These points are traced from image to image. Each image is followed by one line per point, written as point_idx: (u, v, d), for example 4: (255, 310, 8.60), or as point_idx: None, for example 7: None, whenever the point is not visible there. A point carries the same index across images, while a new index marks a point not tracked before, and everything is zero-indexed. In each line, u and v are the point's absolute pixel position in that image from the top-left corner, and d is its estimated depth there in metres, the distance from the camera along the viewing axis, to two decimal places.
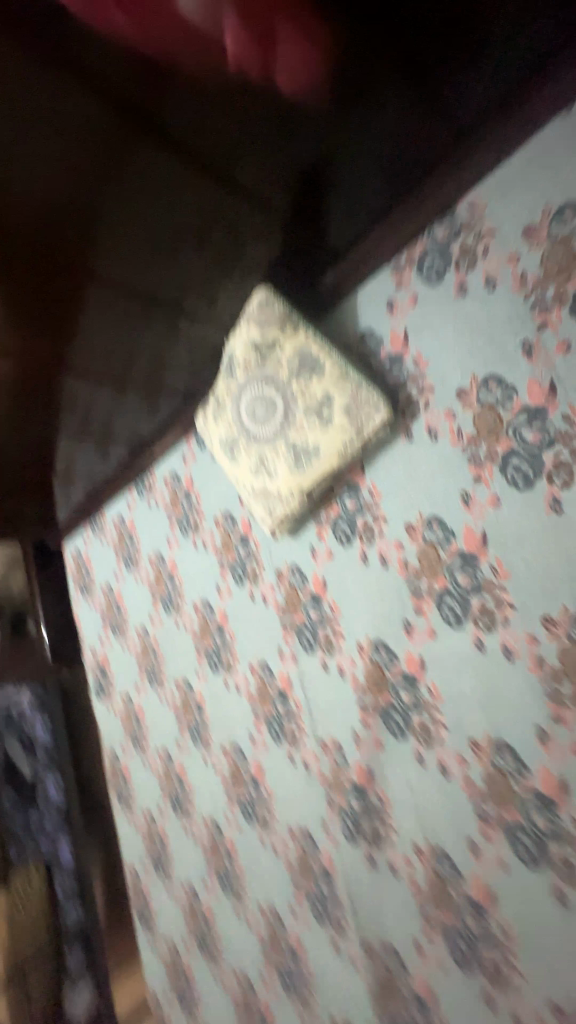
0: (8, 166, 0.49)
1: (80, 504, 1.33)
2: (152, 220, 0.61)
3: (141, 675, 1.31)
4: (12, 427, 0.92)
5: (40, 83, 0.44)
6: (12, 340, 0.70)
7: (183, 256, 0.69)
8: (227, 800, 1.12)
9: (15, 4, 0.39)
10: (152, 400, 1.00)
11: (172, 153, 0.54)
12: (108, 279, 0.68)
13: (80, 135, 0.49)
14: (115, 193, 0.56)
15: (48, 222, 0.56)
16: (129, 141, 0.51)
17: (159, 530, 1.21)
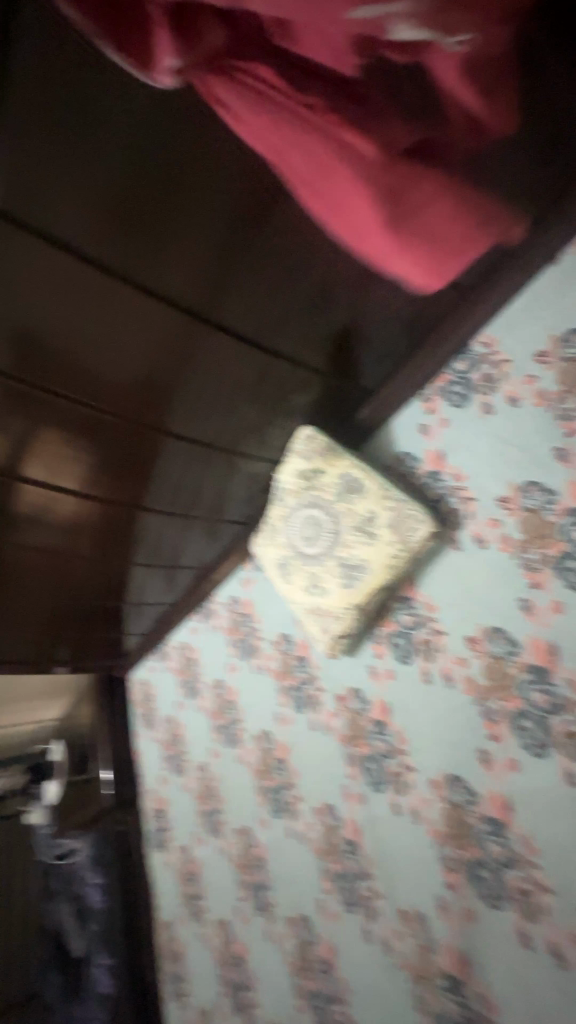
0: (108, 360, 0.67)
1: (146, 631, 1.37)
2: (213, 382, 0.77)
3: (201, 822, 1.22)
4: (95, 564, 1.04)
5: (134, 304, 0.63)
6: (105, 485, 0.86)
7: (241, 407, 0.84)
8: (297, 982, 1.03)
9: (119, 266, 0.59)
10: (213, 528, 1.09)
11: (223, 333, 0.71)
12: (178, 434, 0.83)
13: (160, 332, 0.67)
14: (182, 368, 0.73)
15: (134, 393, 0.73)
16: (191, 330, 0.69)
17: (218, 655, 1.21)
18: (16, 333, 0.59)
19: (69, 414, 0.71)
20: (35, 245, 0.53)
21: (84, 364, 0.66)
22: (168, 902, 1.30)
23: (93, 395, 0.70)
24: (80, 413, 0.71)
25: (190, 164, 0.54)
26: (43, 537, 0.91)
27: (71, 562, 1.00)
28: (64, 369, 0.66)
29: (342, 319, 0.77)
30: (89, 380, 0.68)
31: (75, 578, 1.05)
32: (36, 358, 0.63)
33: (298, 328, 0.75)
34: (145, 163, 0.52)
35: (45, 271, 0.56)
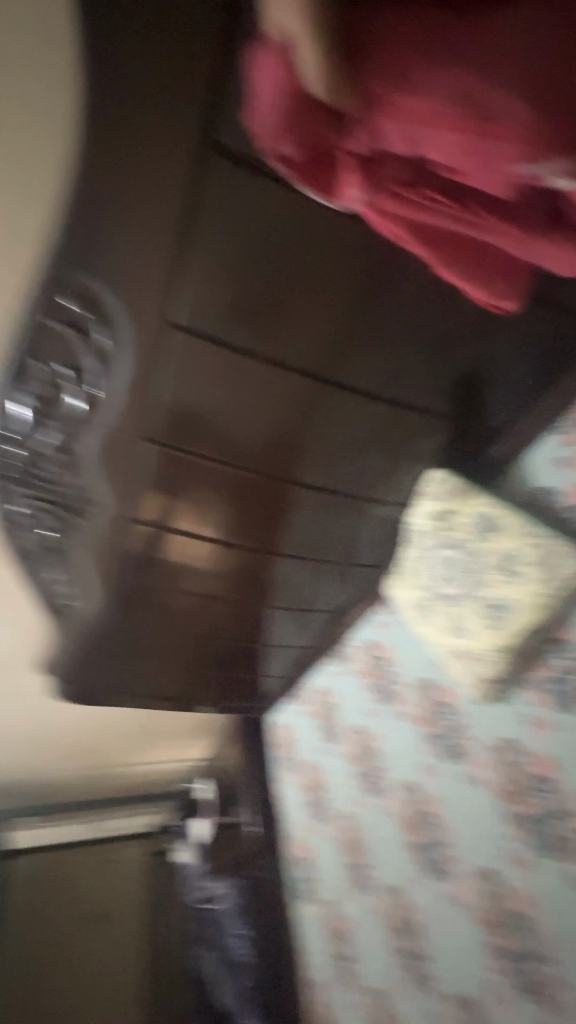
0: (248, 425, 0.80)
1: (283, 676, 1.43)
2: (341, 437, 0.84)
3: (348, 876, 1.20)
4: (237, 606, 1.15)
5: (269, 377, 0.74)
6: (243, 531, 0.97)
7: (368, 457, 0.89)
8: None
9: (257, 349, 0.70)
10: (343, 573, 1.11)
11: (349, 394, 0.79)
12: (306, 485, 0.91)
13: (290, 399, 0.77)
14: (309, 428, 0.82)
15: (271, 451, 0.84)
16: (316, 394, 0.77)
17: (352, 697, 1.24)
18: (179, 413, 0.75)
19: (213, 472, 0.85)
20: (196, 347, 0.67)
21: (226, 431, 0.80)
22: (316, 959, 1.27)
23: (234, 456, 0.83)
24: (224, 470, 0.85)
25: (321, 257, 0.63)
26: (194, 579, 1.07)
27: (210, 603, 1.14)
28: (212, 436, 0.80)
29: (465, 365, 0.80)
30: (233, 443, 0.82)
31: (214, 621, 1.19)
32: (192, 430, 0.78)
33: (421, 379, 0.80)
34: (282, 268, 0.63)
35: (201, 364, 0.70)
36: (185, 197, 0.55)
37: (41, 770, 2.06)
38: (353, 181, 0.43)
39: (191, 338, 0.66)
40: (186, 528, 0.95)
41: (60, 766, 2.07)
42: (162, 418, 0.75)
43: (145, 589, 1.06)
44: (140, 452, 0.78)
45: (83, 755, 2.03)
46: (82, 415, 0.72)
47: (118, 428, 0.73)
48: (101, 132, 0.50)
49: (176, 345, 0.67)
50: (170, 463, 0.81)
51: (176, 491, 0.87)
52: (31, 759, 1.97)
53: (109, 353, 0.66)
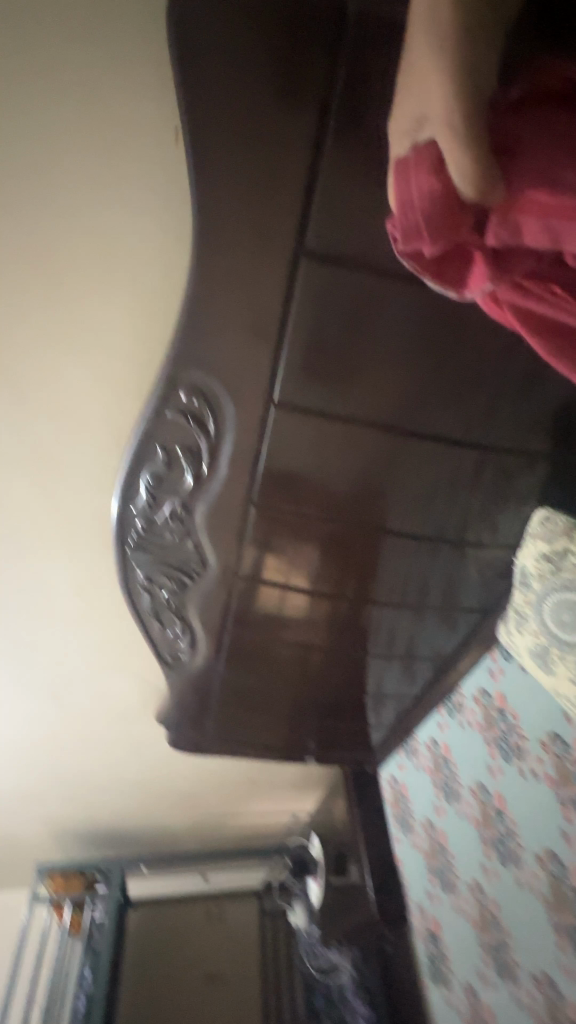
0: (338, 482, 0.83)
1: (392, 727, 1.40)
2: (431, 482, 0.84)
3: (484, 960, 1.07)
4: (338, 656, 1.15)
5: (355, 437, 0.78)
6: (340, 582, 0.99)
7: (462, 499, 0.87)
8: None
9: (342, 413, 0.75)
10: (448, 618, 1.08)
11: (436, 441, 0.79)
12: (398, 533, 0.91)
13: (376, 454, 0.80)
14: (397, 477, 0.83)
15: (361, 503, 0.86)
16: (401, 444, 0.79)
17: (476, 757, 1.12)
18: (273, 478, 0.81)
19: (306, 528, 0.89)
20: (288, 417, 0.75)
21: (316, 489, 0.84)
22: None
23: (325, 511, 0.87)
24: (316, 525, 0.88)
25: (398, 326, 0.69)
26: (292, 630, 1.09)
27: (309, 654, 1.15)
28: (303, 495, 0.84)
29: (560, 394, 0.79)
30: (324, 499, 0.85)
31: (315, 671, 1.20)
32: (285, 492, 0.83)
33: (511, 415, 0.78)
34: (363, 341, 0.69)
35: (291, 432, 0.76)
36: (288, 266, 0.64)
37: (158, 820, 2.14)
38: (480, 272, 0.49)
39: (285, 410, 0.74)
40: (284, 583, 0.98)
41: (174, 816, 2.14)
42: (260, 483, 0.81)
43: (257, 642, 1.11)
44: (239, 514, 0.85)
45: (195, 805, 2.08)
46: (192, 489, 0.81)
47: (223, 495, 0.82)
48: (216, 230, 0.62)
49: (271, 419, 0.75)
50: (267, 524, 0.87)
51: (272, 550, 0.91)
52: (149, 808, 2.06)
53: (218, 432, 0.75)
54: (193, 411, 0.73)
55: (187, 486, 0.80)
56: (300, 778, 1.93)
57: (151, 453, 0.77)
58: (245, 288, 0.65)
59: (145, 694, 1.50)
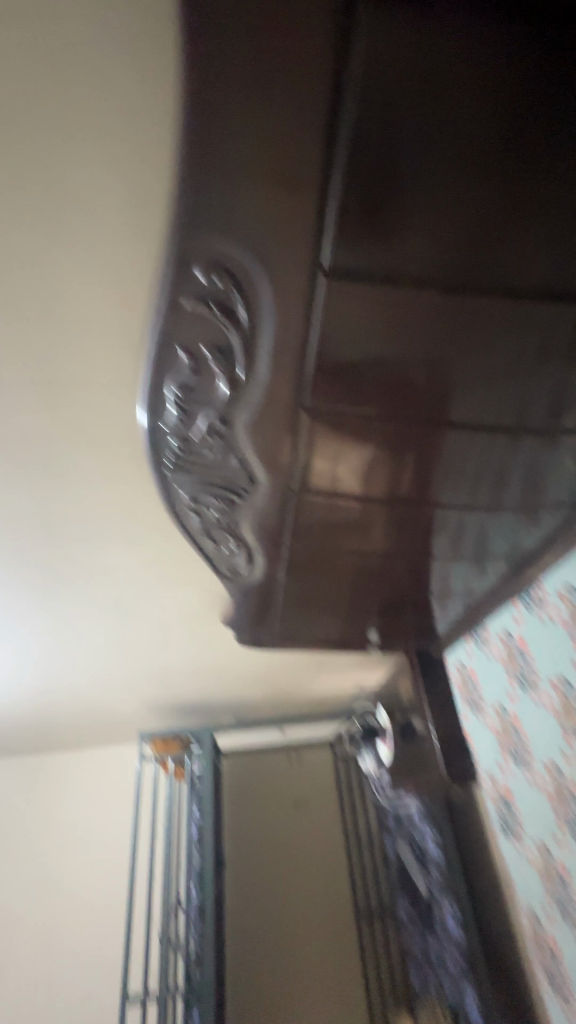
0: (398, 369, 0.66)
1: (459, 619, 1.36)
2: (521, 360, 0.65)
3: (560, 825, 1.04)
4: (400, 556, 1.07)
5: (421, 305, 0.58)
6: (401, 485, 0.86)
7: (558, 380, 0.68)
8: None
9: (403, 273, 0.56)
10: (530, 514, 0.94)
11: (532, 299, 0.58)
12: (475, 428, 0.74)
13: (449, 327, 0.61)
14: (477, 356, 0.64)
15: (427, 396, 0.69)
16: (485, 311, 0.59)
17: (561, 652, 1.04)
18: (324, 374, 0.65)
19: (363, 432, 0.74)
20: (340, 289, 0.56)
21: (374, 385, 0.67)
22: (528, 894, 1.13)
23: (385, 410, 0.71)
24: (376, 427, 0.74)
25: (492, 128, 0.46)
26: (352, 539, 1.01)
27: (370, 559, 1.08)
28: (359, 393, 0.68)
29: None
30: (387, 391, 0.69)
31: (378, 575, 1.14)
32: (335, 390, 0.67)
33: None
34: (439, 166, 0.49)
35: (343, 311, 0.58)
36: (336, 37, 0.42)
37: (236, 697, 2.40)
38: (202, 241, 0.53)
39: (336, 281, 0.56)
40: (342, 492, 0.87)
41: (250, 693, 2.38)
42: (301, 380, 0.66)
43: (316, 552, 1.04)
44: (286, 422, 0.71)
45: (267, 685, 2.27)
46: (228, 397, 0.67)
47: (265, 401, 0.67)
48: None
49: (320, 297, 0.57)
50: (321, 432, 0.73)
51: (326, 460, 0.79)
52: (226, 689, 2.29)
53: (252, 320, 0.59)
54: (217, 296, 0.56)
55: (221, 396, 0.66)
56: (361, 660, 2.04)
57: (174, 360, 0.62)
58: (268, 88, 0.44)
59: (209, 602, 1.54)
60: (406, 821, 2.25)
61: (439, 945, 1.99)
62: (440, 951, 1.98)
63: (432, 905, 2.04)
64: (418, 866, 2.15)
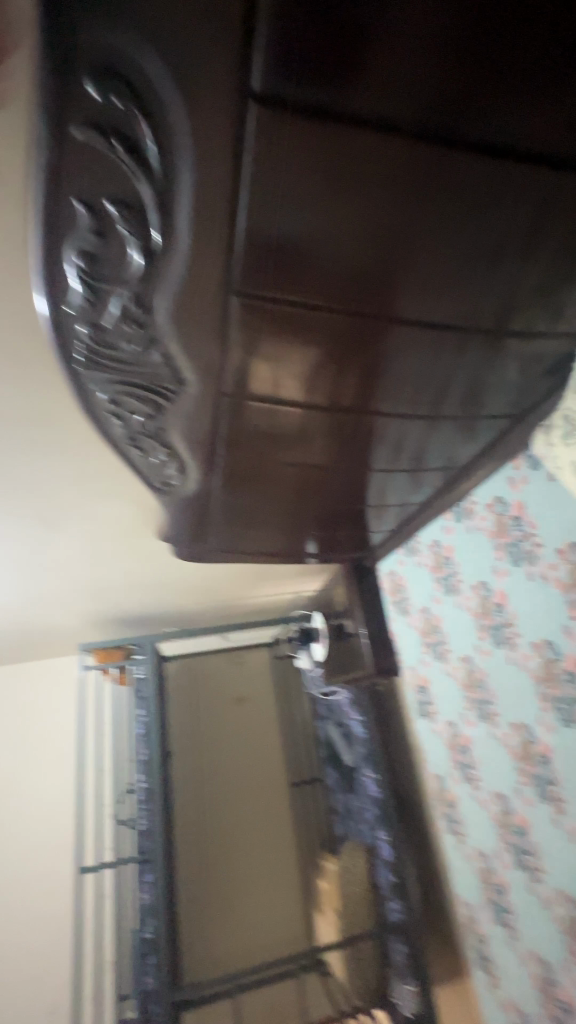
0: (343, 246, 0.56)
1: (393, 530, 1.40)
2: (476, 240, 0.58)
3: (467, 706, 1.17)
4: (338, 468, 1.04)
5: (372, 158, 0.48)
6: (342, 390, 0.80)
7: (511, 269, 0.62)
8: (564, 948, 0.91)
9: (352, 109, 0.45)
10: (469, 425, 0.93)
11: (494, 159, 0.51)
12: (426, 327, 0.68)
13: (401, 191, 0.52)
14: (434, 235, 0.57)
15: (373, 284, 0.61)
16: (447, 172, 0.51)
17: (483, 557, 1.08)
18: (260, 250, 0.54)
19: (305, 328, 0.66)
20: (276, 126, 0.44)
21: (319, 268, 0.58)
22: (436, 762, 1.30)
23: (330, 301, 0.62)
24: (320, 322, 0.65)
25: None
26: (290, 450, 0.96)
27: (311, 471, 1.04)
28: (301, 278, 0.59)
29: None
30: (328, 276, 0.59)
31: (317, 488, 1.12)
32: (272, 274, 0.57)
33: None
34: None
35: (281, 161, 0.47)
36: None
37: (176, 609, 2.44)
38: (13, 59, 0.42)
39: (273, 113, 0.44)
40: (281, 398, 0.80)
41: (191, 605, 2.43)
42: (228, 255, 0.54)
43: (252, 463, 0.99)
44: (216, 311, 0.60)
45: (207, 596, 2.32)
46: (144, 273, 0.55)
47: (189, 281, 0.56)
48: None
49: (250, 136, 0.45)
50: (258, 326, 0.64)
51: (263, 360, 0.70)
52: (167, 601, 2.32)
53: (168, 168, 0.47)
54: (117, 121, 0.43)
55: (136, 266, 0.54)
56: (300, 569, 2.10)
57: (70, 215, 0.49)
58: None
59: (142, 516, 1.48)
60: (337, 709, 2.51)
61: (359, 803, 2.32)
62: (360, 807, 2.31)
63: (356, 774, 2.35)
64: (345, 744, 2.44)
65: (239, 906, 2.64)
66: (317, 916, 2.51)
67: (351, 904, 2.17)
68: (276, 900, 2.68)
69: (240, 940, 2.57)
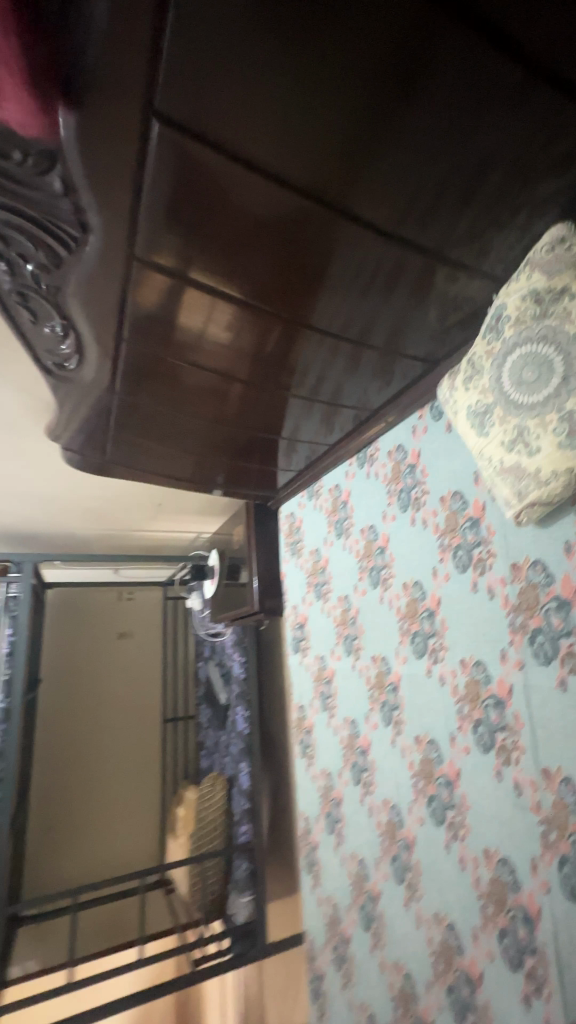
0: (288, 107, 0.51)
1: (301, 471, 1.41)
2: (425, 142, 0.56)
3: (337, 642, 1.23)
4: (254, 390, 1.00)
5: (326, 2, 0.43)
6: (271, 293, 0.75)
7: (453, 192, 0.61)
8: (380, 849, 1.03)
9: None
10: (387, 364, 0.93)
11: (456, 50, 0.48)
12: (362, 226, 0.65)
13: (356, 56, 0.47)
14: (386, 124, 0.54)
15: (318, 164, 0.57)
16: (408, 49, 0.47)
17: (376, 503, 1.13)
18: (192, 68, 0.47)
19: (237, 187, 0.59)
20: None
21: (264, 115, 0.51)
22: (302, 695, 1.37)
23: (271, 161, 0.56)
24: (257, 188, 0.59)
25: None
26: (206, 356, 0.90)
27: (228, 387, 1.00)
28: (242, 113, 0.51)
29: None
30: (269, 139, 0.54)
31: (230, 407, 1.07)
32: (207, 98, 0.50)
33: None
34: None
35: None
36: None
37: (67, 531, 2.29)
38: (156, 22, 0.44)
39: None
40: (203, 280, 0.72)
41: (83, 529, 2.29)
42: (148, 70, 0.47)
43: (162, 364, 0.91)
44: (133, 127, 0.51)
45: (101, 521, 2.19)
46: (47, 55, 0.45)
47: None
48: None
49: None
50: (183, 169, 0.56)
51: (185, 218, 0.62)
52: (56, 521, 2.16)
53: None
54: None
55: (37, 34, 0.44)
56: (205, 505, 2.06)
57: None
58: None
59: (31, 409, 1.32)
60: (221, 651, 2.55)
61: (228, 739, 2.42)
62: (228, 743, 2.41)
63: (229, 713, 2.42)
64: (224, 684, 2.51)
65: (94, 829, 2.67)
66: (169, 841, 2.60)
67: (204, 830, 2.28)
68: (131, 826, 2.75)
69: (89, 859, 2.61)
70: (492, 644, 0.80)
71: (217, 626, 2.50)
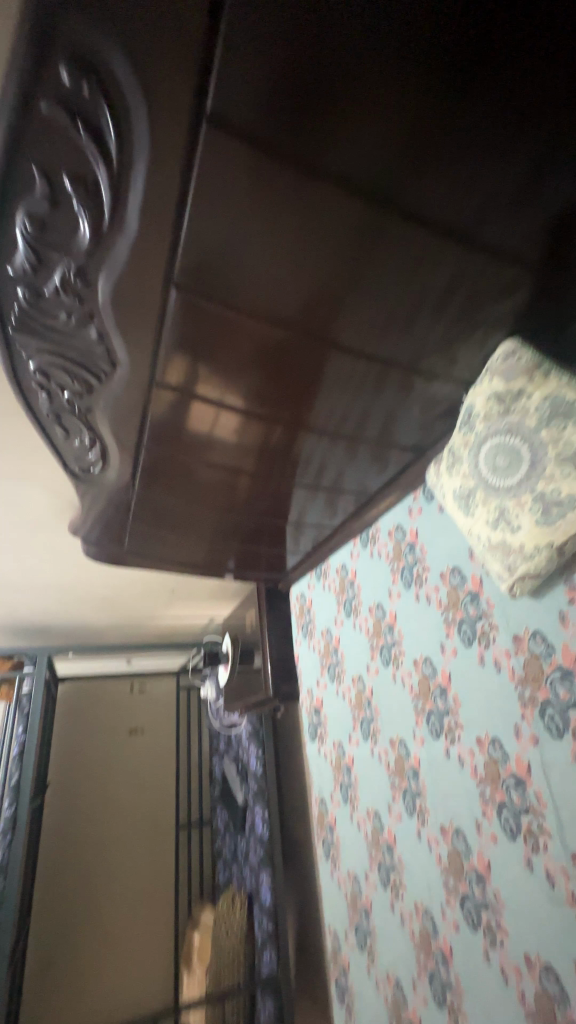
0: (275, 275, 0.64)
1: (308, 552, 1.47)
2: (391, 293, 0.68)
3: (354, 725, 1.21)
4: (261, 482, 1.10)
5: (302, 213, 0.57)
6: (272, 401, 0.86)
7: (419, 322, 0.73)
8: (416, 965, 0.94)
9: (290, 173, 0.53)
10: (380, 454, 1.03)
11: (406, 237, 0.61)
12: (346, 350, 0.77)
13: (326, 244, 0.60)
14: (355, 284, 0.66)
15: (303, 310, 0.69)
16: (368, 238, 0.60)
17: (382, 581, 1.17)
18: (199, 256, 0.60)
19: (240, 327, 0.71)
20: (213, 160, 0.51)
21: (256, 281, 0.64)
22: (322, 785, 1.31)
23: (265, 308, 0.69)
24: (255, 327, 0.71)
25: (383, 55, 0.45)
26: (217, 454, 1.00)
27: (237, 480, 1.09)
28: (239, 278, 0.64)
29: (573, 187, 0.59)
30: (263, 293, 0.66)
31: (239, 497, 1.16)
32: (210, 273, 0.63)
33: (507, 216, 0.60)
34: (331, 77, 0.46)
35: (262, 35, 0.43)
36: None
37: (82, 621, 2.32)
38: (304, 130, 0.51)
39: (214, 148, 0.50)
40: (213, 395, 0.84)
41: (98, 619, 2.32)
42: (165, 257, 0.60)
43: (177, 463, 1.02)
44: (153, 294, 0.64)
45: (116, 610, 2.23)
46: (90, 248, 0.58)
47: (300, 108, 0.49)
48: None
49: (194, 174, 0.52)
50: (194, 318, 0.69)
51: (198, 351, 0.75)
52: (72, 612, 2.21)
53: (125, 157, 0.51)
54: (82, 106, 0.47)
55: (82, 237, 0.57)
56: (218, 589, 2.09)
57: (26, 177, 0.52)
58: None
59: (57, 507, 1.43)
60: (237, 743, 2.43)
61: (246, 846, 2.23)
62: (247, 851, 2.21)
63: (246, 815, 2.25)
64: (241, 781, 2.37)
65: (100, 962, 2.39)
66: (183, 976, 2.30)
67: (221, 961, 2.03)
68: (141, 958, 2.45)
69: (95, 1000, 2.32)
70: (505, 720, 0.80)
71: (231, 716, 2.41)
